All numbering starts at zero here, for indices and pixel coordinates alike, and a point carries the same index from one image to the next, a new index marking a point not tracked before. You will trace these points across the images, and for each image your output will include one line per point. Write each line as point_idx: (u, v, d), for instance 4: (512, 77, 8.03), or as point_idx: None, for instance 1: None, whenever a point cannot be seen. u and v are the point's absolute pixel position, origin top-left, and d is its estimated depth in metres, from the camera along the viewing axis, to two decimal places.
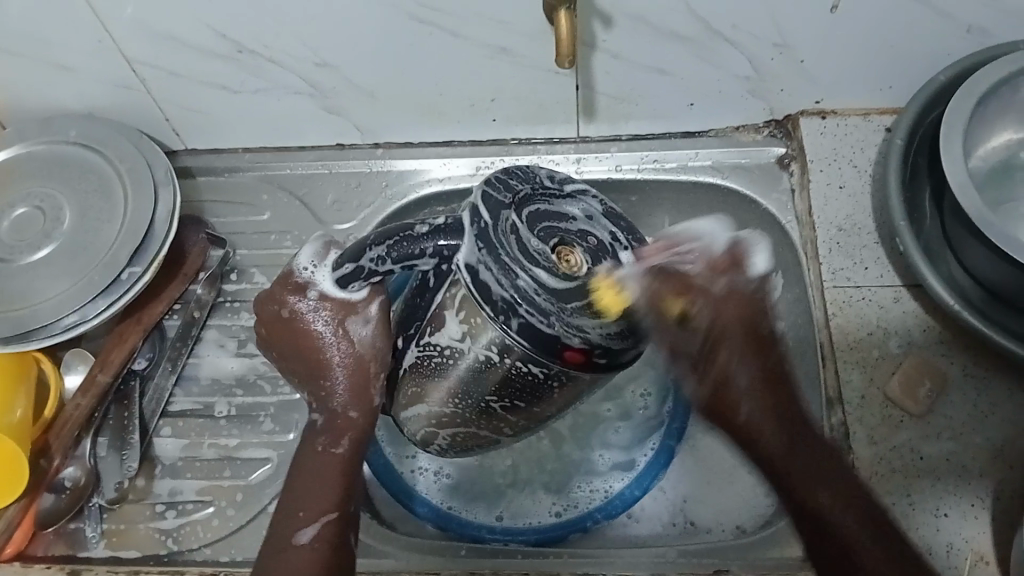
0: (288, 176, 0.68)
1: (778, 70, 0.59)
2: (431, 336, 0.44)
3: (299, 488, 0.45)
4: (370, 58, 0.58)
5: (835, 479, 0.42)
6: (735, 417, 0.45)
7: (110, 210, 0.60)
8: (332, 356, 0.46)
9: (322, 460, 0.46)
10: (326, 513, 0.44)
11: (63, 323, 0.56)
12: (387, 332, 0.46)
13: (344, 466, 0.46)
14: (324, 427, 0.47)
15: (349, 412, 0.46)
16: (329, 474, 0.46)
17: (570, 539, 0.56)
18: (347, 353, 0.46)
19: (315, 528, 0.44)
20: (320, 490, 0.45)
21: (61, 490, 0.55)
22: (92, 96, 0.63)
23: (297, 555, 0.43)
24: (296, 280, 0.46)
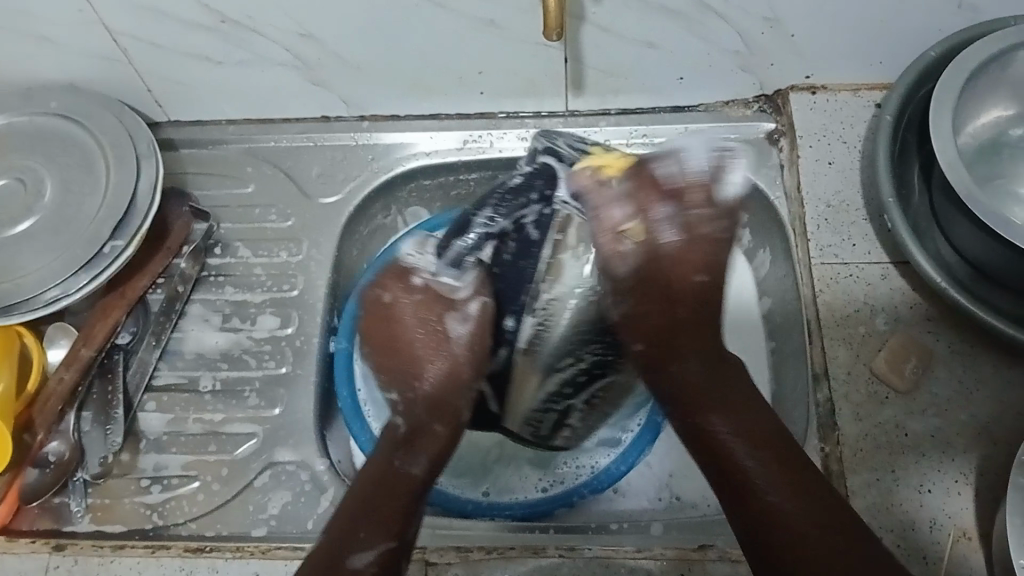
0: (272, 149, 0.67)
1: (768, 45, 0.58)
2: (549, 291, 0.50)
3: (365, 502, 0.46)
4: (356, 30, 0.57)
5: (748, 431, 0.45)
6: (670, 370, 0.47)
7: (92, 183, 0.59)
8: (428, 359, 0.50)
9: (382, 488, 0.47)
10: (387, 540, 0.44)
11: (45, 297, 0.55)
12: (483, 328, 0.50)
13: (415, 490, 0.47)
14: (404, 443, 0.49)
15: (435, 421, 0.50)
16: (395, 492, 0.46)
17: (557, 515, 0.56)
18: (444, 351, 0.50)
19: (373, 552, 0.44)
20: (383, 514, 0.45)
21: (45, 465, 0.55)
22: (73, 67, 0.62)
23: None
24: (400, 270, 0.51)
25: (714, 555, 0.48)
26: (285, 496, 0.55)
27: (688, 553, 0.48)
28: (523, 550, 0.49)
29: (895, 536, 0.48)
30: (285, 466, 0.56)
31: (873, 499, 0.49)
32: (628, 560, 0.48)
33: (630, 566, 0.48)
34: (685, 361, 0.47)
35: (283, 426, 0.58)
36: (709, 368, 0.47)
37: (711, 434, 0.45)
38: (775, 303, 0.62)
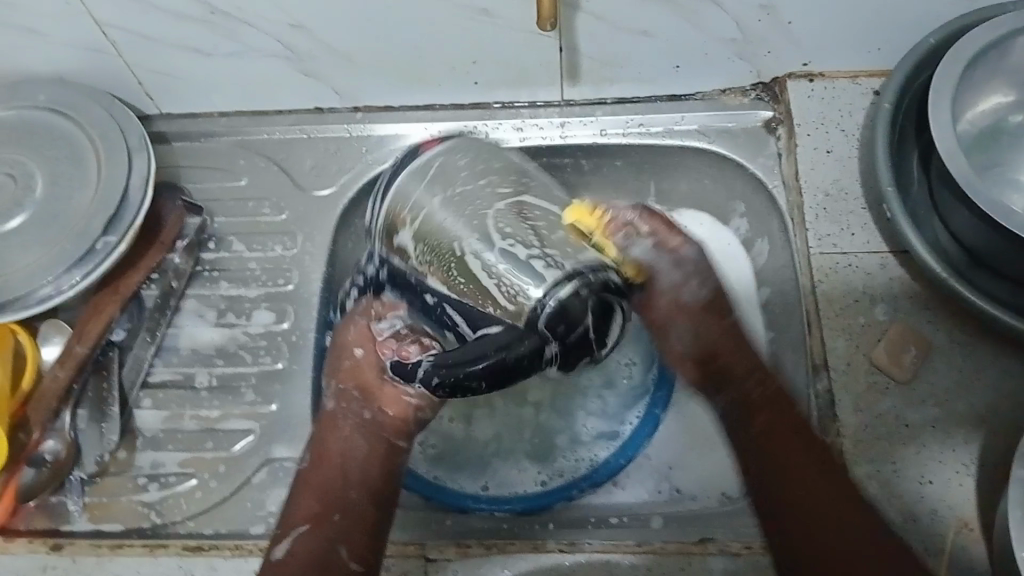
0: (265, 141, 0.67)
1: (765, 32, 0.58)
2: (490, 263, 0.45)
3: (296, 496, 0.50)
4: (347, 20, 0.57)
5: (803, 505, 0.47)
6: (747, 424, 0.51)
7: (82, 178, 0.59)
8: (352, 356, 0.52)
9: (320, 472, 0.50)
10: (300, 526, 0.48)
11: (37, 295, 0.55)
12: (366, 335, 0.52)
13: (329, 461, 0.50)
14: (325, 426, 0.52)
15: (343, 413, 0.52)
16: (333, 463, 0.50)
17: (555, 508, 0.55)
18: (353, 364, 0.52)
19: (288, 539, 0.48)
20: (307, 498, 0.49)
21: (40, 465, 0.54)
22: (61, 60, 0.61)
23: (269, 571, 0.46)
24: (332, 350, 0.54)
25: (713, 548, 0.48)
26: (282, 492, 0.55)
27: (688, 547, 0.48)
28: (523, 545, 0.49)
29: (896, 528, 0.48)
30: (282, 463, 0.56)
31: (873, 491, 0.49)
32: (628, 554, 0.48)
33: (630, 560, 0.48)
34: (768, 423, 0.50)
35: (280, 422, 0.58)
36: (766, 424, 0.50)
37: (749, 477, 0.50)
38: (774, 293, 0.61)
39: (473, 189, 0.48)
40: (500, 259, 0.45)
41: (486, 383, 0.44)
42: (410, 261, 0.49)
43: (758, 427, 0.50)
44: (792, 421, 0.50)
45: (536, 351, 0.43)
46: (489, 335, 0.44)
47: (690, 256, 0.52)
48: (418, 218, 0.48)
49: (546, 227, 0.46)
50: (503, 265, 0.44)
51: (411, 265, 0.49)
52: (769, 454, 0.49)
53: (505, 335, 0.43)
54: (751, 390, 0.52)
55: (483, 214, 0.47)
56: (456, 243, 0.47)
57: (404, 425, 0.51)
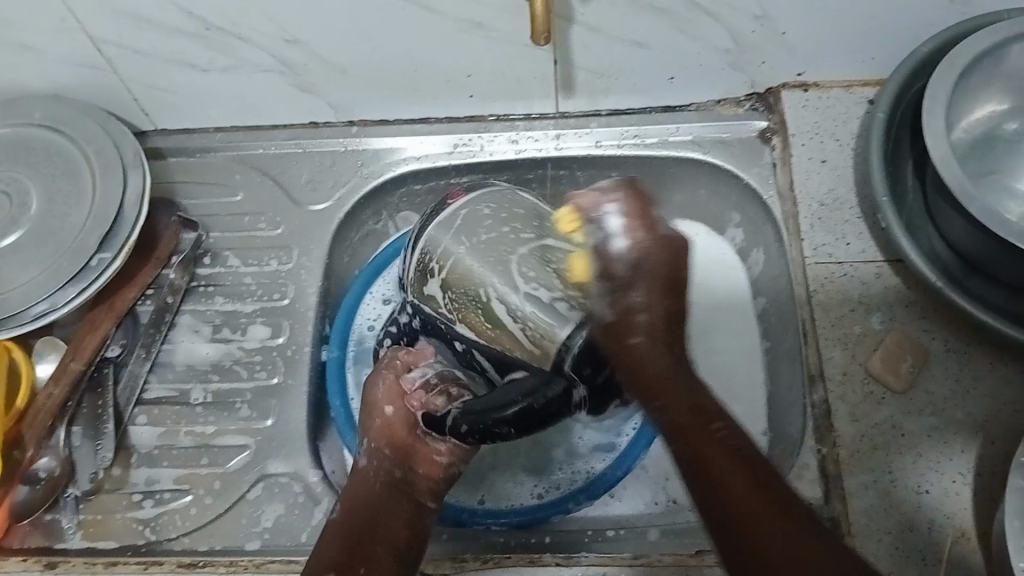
0: (260, 156, 0.67)
1: (759, 42, 0.58)
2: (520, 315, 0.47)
3: (322, 544, 0.46)
4: (341, 34, 0.57)
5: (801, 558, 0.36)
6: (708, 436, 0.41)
7: (77, 194, 0.59)
8: (382, 413, 0.51)
9: (352, 516, 0.47)
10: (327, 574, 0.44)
11: (32, 311, 0.55)
12: (394, 389, 0.51)
13: (358, 514, 0.47)
14: (357, 483, 0.50)
15: (377, 472, 0.49)
16: (366, 510, 0.48)
17: (553, 521, 0.55)
18: (383, 416, 0.51)
19: None
20: (333, 542, 0.46)
21: (35, 482, 0.54)
22: (56, 76, 0.61)
23: None
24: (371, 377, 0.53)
25: (709, 561, 0.47)
26: (278, 508, 0.55)
27: (685, 559, 0.47)
28: (519, 559, 0.48)
29: (894, 538, 0.48)
30: (278, 478, 0.56)
31: (871, 501, 0.49)
32: (623, 566, 0.48)
33: (626, 573, 0.47)
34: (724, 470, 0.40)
35: (276, 438, 0.57)
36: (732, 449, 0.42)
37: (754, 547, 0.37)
38: (770, 303, 0.61)
39: (492, 242, 0.49)
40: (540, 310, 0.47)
41: (515, 429, 0.45)
42: (439, 311, 0.50)
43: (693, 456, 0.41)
44: (728, 441, 0.41)
45: (565, 393, 0.45)
46: (518, 380, 0.46)
47: (627, 256, 0.45)
48: (447, 263, 0.50)
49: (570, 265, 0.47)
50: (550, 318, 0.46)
51: (440, 316, 0.51)
52: (704, 463, 0.41)
53: (534, 381, 0.45)
54: (675, 411, 0.43)
55: (508, 259, 0.49)
56: (487, 292, 0.48)
57: (437, 486, 0.50)
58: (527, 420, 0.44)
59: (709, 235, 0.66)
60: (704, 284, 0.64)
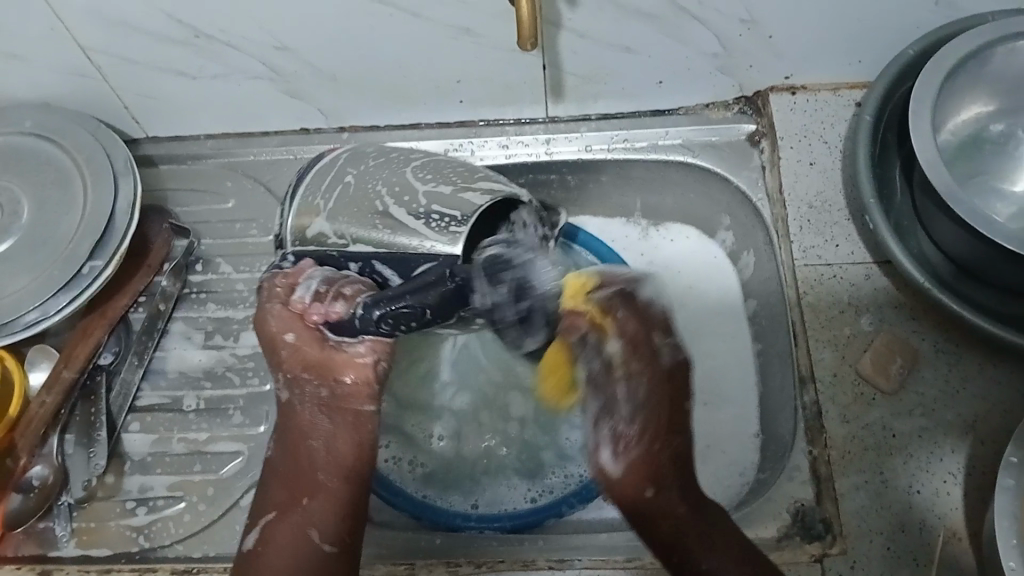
0: (251, 162, 0.67)
1: (747, 47, 0.58)
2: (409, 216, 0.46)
3: (267, 480, 0.46)
4: (330, 41, 0.57)
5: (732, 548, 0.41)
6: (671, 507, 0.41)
7: (69, 203, 0.59)
8: (287, 333, 0.48)
9: (285, 453, 0.47)
10: (268, 514, 0.45)
11: (24, 320, 0.55)
12: (292, 314, 0.48)
13: (297, 444, 0.46)
14: (289, 409, 0.48)
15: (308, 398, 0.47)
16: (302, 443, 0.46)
17: (546, 524, 0.55)
18: (289, 345, 0.48)
19: (256, 530, 0.45)
20: (278, 474, 0.46)
21: (28, 490, 0.54)
22: (47, 86, 0.61)
23: (240, 562, 0.44)
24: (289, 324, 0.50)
25: None
26: None
27: None
28: (513, 563, 0.49)
29: (886, 538, 0.48)
30: None
31: (863, 501, 0.49)
32: (617, 569, 0.48)
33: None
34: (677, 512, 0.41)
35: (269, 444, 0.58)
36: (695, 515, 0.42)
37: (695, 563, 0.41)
38: (760, 305, 0.62)
39: (381, 166, 0.50)
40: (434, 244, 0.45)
41: (435, 311, 0.42)
42: (330, 243, 0.48)
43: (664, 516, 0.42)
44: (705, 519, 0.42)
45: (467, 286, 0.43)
46: (427, 270, 0.44)
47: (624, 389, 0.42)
48: (328, 205, 0.49)
49: (461, 166, 0.49)
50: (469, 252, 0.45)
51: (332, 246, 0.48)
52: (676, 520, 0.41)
53: (443, 267, 0.43)
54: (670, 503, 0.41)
55: (400, 172, 0.49)
56: (376, 219, 0.47)
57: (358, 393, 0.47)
58: (444, 302, 0.42)
59: (699, 238, 0.67)
60: (696, 289, 0.65)
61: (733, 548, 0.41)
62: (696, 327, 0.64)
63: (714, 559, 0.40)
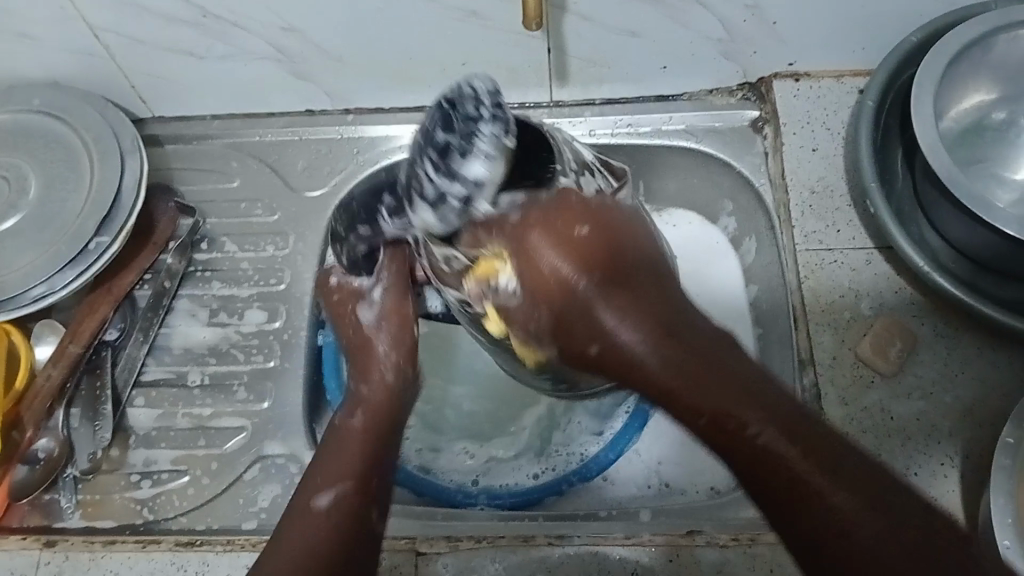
0: (257, 143, 0.67)
1: (751, 32, 0.59)
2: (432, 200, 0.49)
3: (327, 456, 0.46)
4: (336, 21, 0.57)
5: (784, 428, 0.37)
6: (741, 438, 0.37)
7: (75, 180, 0.59)
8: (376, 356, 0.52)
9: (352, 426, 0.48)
10: (339, 482, 0.45)
11: (31, 294, 0.56)
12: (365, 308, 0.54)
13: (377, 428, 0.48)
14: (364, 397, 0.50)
15: (364, 402, 0.50)
16: (347, 455, 0.46)
17: (546, 503, 0.56)
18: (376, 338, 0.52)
19: (328, 495, 0.44)
20: (342, 458, 0.46)
21: (34, 463, 0.54)
22: (56, 64, 0.62)
23: (311, 516, 0.43)
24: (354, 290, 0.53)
25: (701, 540, 0.48)
26: (274, 489, 0.55)
27: (677, 539, 0.48)
28: (513, 538, 0.49)
29: None
30: (274, 459, 0.56)
31: None
32: (617, 546, 0.48)
33: (619, 552, 0.48)
34: (727, 411, 0.38)
35: (272, 420, 0.58)
36: (682, 376, 0.40)
37: (755, 449, 0.37)
38: (762, 290, 0.62)
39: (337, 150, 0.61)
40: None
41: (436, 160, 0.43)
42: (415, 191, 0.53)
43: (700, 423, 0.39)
44: (736, 383, 0.39)
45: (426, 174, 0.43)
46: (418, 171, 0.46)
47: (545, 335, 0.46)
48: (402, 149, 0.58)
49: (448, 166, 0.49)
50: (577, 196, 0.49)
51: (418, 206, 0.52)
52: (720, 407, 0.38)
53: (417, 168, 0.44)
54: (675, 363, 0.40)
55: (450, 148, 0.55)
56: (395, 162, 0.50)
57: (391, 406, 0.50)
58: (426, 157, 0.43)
59: (702, 223, 0.67)
60: (697, 275, 0.65)
61: (789, 428, 0.37)
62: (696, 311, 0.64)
63: (809, 474, 0.35)
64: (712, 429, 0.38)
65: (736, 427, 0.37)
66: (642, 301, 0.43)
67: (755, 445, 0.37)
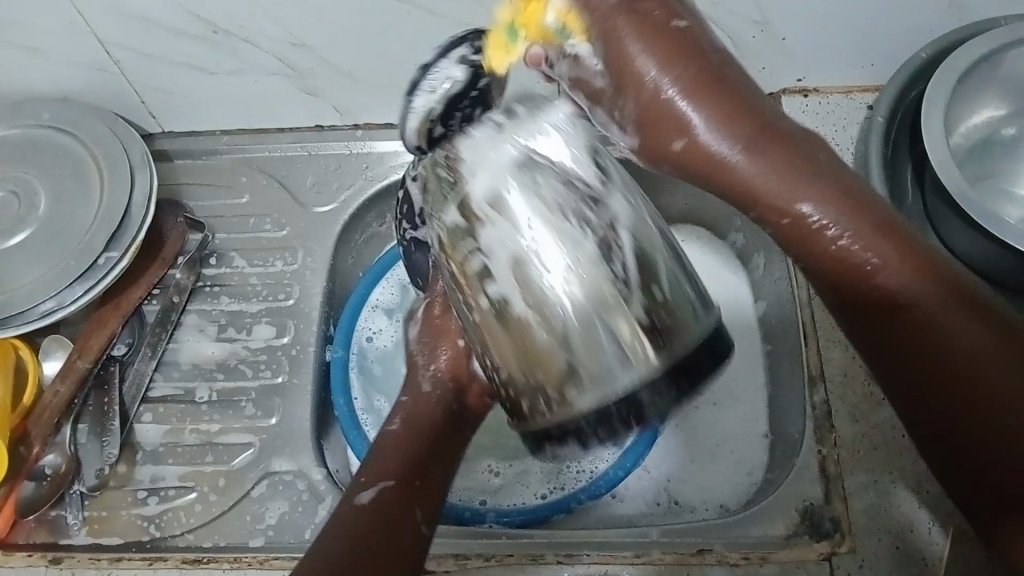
0: (266, 159, 0.67)
1: (759, 47, 0.59)
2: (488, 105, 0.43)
3: (381, 452, 0.42)
4: (346, 36, 0.58)
5: (961, 313, 0.35)
6: (905, 310, 0.36)
7: (85, 195, 0.59)
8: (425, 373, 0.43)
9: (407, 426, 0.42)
10: (386, 480, 0.41)
11: (40, 309, 0.55)
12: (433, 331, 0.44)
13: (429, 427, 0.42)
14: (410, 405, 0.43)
15: (412, 401, 0.43)
16: (398, 451, 0.42)
17: (554, 520, 0.56)
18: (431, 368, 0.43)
19: (374, 492, 0.41)
20: (399, 450, 0.42)
21: (40, 478, 0.54)
22: (66, 80, 0.62)
23: (349, 516, 0.40)
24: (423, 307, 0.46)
25: (711, 559, 0.48)
26: (282, 506, 0.55)
27: (687, 558, 0.48)
28: (522, 557, 0.49)
29: (894, 538, 0.48)
30: (282, 476, 0.56)
31: (871, 500, 0.49)
32: (626, 564, 0.48)
33: (628, 571, 0.48)
34: (922, 291, 0.36)
35: (280, 436, 0.58)
36: (896, 248, 0.36)
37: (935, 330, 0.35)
38: (771, 307, 0.62)
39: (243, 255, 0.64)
40: (529, 235, 0.33)
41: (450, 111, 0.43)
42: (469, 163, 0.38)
43: (899, 281, 0.36)
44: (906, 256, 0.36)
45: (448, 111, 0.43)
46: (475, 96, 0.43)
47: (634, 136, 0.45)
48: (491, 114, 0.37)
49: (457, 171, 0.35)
50: (469, 143, 0.35)
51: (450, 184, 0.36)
52: (928, 310, 0.36)
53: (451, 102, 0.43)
54: (879, 236, 0.36)
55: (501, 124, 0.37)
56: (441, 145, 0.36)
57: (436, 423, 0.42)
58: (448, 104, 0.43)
59: (710, 241, 0.67)
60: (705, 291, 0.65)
61: (989, 323, 0.36)
62: None
63: (957, 325, 0.35)
64: (904, 287, 0.36)
65: (872, 271, 0.36)
66: (736, 121, 0.39)
67: (919, 314, 0.36)
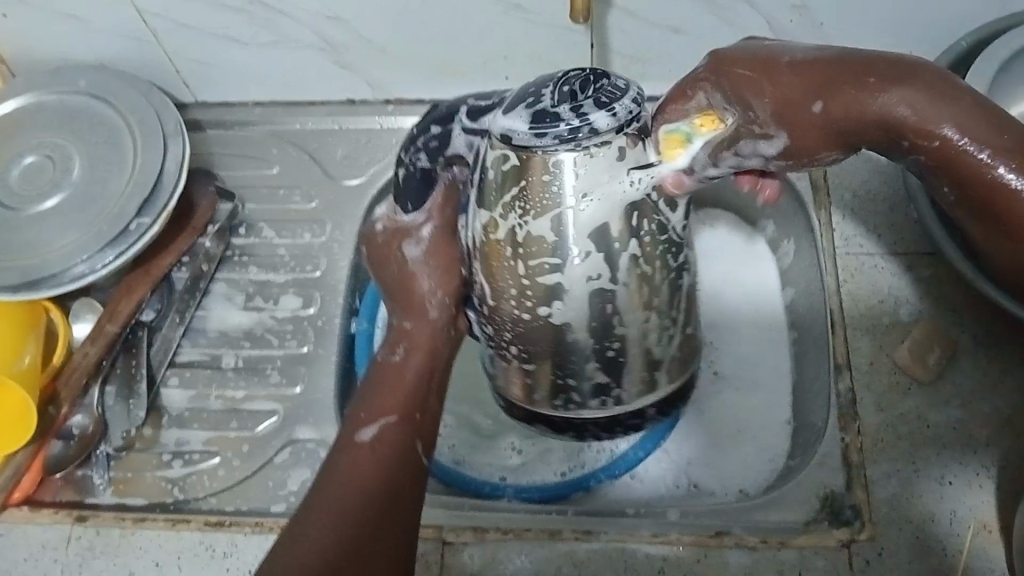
0: (297, 131, 0.68)
1: (796, 32, 0.58)
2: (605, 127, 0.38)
3: (373, 390, 0.42)
4: (382, 10, 0.58)
5: None
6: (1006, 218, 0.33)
7: (119, 160, 0.60)
8: (430, 305, 0.45)
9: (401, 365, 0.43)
10: (388, 415, 0.41)
11: (72, 272, 0.56)
12: (442, 259, 0.46)
13: (431, 350, 0.44)
14: (402, 335, 0.45)
15: (409, 336, 0.44)
16: (393, 386, 0.42)
17: (573, 499, 0.56)
18: (438, 295, 0.46)
19: (374, 428, 0.40)
20: (390, 384, 0.42)
21: (68, 438, 0.55)
22: (105, 46, 0.63)
23: (356, 453, 0.40)
24: (400, 226, 0.47)
25: (730, 542, 0.48)
26: (304, 473, 0.55)
27: (705, 539, 0.48)
28: (539, 531, 0.49)
29: (915, 527, 0.48)
30: (305, 444, 0.57)
31: (893, 489, 0.49)
32: (645, 544, 0.48)
33: (646, 550, 0.48)
34: None
35: (303, 405, 0.58)
36: None
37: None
38: (799, 294, 0.61)
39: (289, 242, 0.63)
40: (618, 278, 0.41)
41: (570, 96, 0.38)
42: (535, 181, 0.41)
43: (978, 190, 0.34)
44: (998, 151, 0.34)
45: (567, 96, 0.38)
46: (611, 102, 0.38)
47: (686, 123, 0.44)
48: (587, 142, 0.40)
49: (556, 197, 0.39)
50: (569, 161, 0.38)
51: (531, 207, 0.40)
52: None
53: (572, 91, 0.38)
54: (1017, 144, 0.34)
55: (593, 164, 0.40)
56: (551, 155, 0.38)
57: (439, 349, 0.44)
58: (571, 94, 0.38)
59: (740, 225, 0.66)
60: (733, 277, 0.64)
61: None
62: (733, 316, 0.63)
63: None
64: None
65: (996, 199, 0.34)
66: None
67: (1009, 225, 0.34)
